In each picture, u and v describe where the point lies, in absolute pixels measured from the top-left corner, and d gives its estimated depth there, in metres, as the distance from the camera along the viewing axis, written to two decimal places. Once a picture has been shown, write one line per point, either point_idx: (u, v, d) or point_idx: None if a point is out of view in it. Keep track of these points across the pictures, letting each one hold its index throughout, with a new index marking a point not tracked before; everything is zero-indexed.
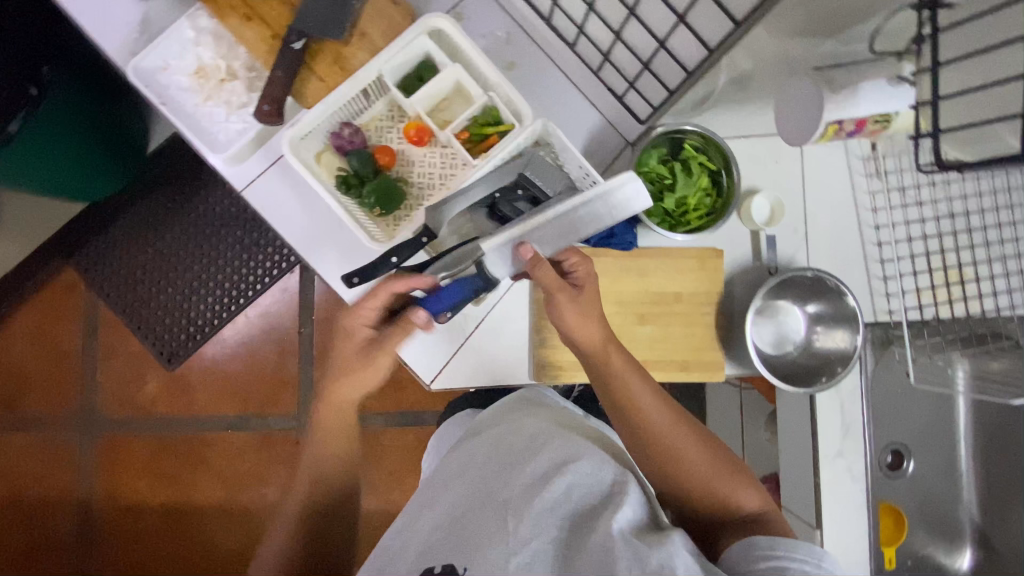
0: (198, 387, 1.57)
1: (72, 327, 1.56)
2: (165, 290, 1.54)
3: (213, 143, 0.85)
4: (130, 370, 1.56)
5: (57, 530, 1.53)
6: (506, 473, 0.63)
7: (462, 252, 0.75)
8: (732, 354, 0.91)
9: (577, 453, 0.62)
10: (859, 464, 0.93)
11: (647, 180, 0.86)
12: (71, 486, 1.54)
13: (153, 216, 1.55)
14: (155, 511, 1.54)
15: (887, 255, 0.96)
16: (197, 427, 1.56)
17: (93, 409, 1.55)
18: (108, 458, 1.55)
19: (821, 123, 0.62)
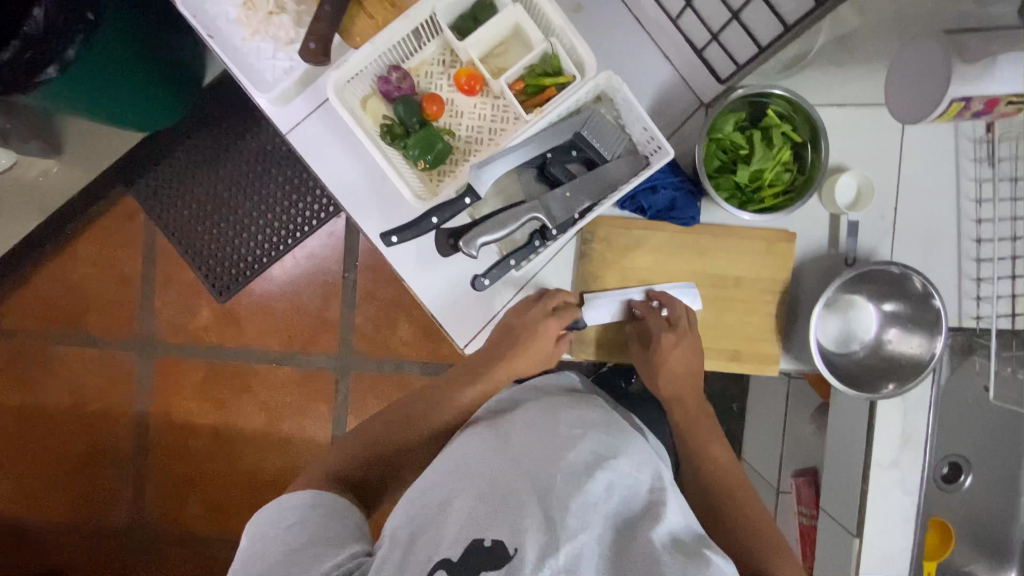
0: (245, 321, 1.62)
1: (132, 253, 1.63)
2: (217, 225, 1.58)
3: (260, 82, 0.81)
4: (184, 299, 1.63)
5: (118, 439, 1.66)
6: (547, 457, 0.65)
7: (512, 225, 0.73)
8: (789, 347, 0.84)
9: (617, 451, 0.66)
10: (915, 477, 0.86)
11: (718, 149, 0.77)
12: (130, 402, 1.66)
13: (207, 151, 1.57)
14: (204, 432, 1.65)
15: (988, 254, 0.84)
16: (243, 359, 1.63)
17: (150, 333, 1.64)
18: (163, 379, 1.65)
19: (945, 98, 0.53)
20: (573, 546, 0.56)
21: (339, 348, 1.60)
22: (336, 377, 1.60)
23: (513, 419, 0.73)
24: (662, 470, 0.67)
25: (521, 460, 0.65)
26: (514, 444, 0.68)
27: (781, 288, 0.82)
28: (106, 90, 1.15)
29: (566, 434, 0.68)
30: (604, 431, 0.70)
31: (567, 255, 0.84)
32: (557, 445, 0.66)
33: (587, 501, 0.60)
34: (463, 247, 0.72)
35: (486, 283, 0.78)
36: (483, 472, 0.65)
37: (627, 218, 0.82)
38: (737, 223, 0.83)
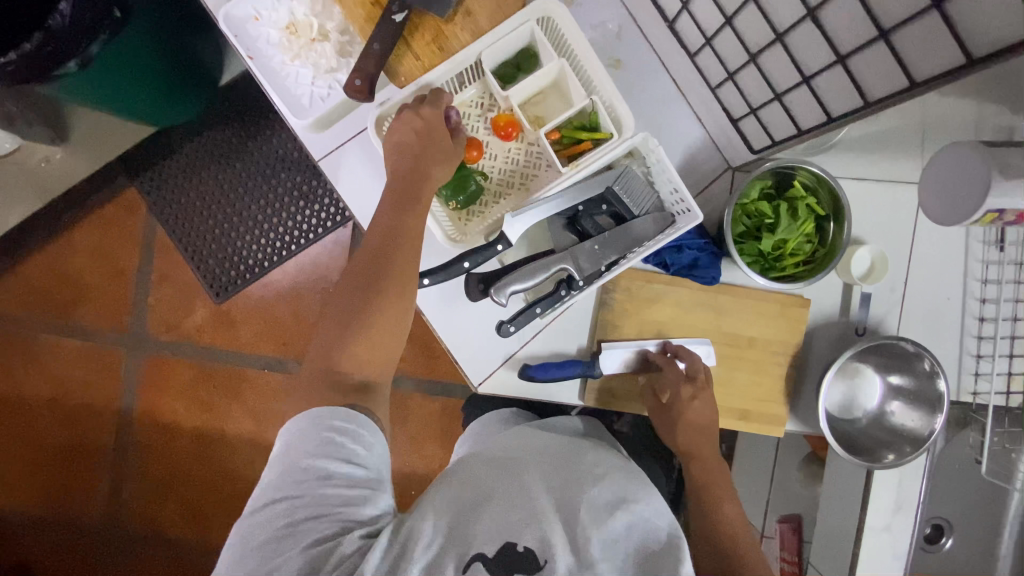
0: (241, 324, 1.60)
1: (130, 247, 1.60)
2: (221, 226, 1.56)
3: (297, 107, 0.81)
4: (181, 297, 1.60)
5: (99, 434, 1.62)
6: (569, 493, 0.67)
7: (541, 275, 0.74)
8: (796, 409, 0.86)
9: (636, 494, 0.68)
10: (905, 543, 0.88)
11: (744, 216, 0.79)
12: (115, 398, 1.62)
13: (216, 150, 1.55)
14: (189, 434, 1.62)
15: (988, 332, 0.87)
16: (235, 362, 1.61)
17: (142, 329, 1.61)
18: (151, 377, 1.62)
19: (982, 209, 0.60)
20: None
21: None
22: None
23: (537, 453, 0.75)
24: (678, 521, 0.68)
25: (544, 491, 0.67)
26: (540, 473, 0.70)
27: (792, 352, 0.84)
28: (121, 88, 1.14)
29: (587, 473, 0.70)
30: (624, 475, 0.71)
31: (588, 303, 0.84)
32: (581, 483, 0.68)
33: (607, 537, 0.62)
34: (493, 295, 0.74)
35: (512, 330, 0.80)
36: (513, 498, 0.66)
37: (649, 272, 0.84)
38: (754, 286, 0.85)
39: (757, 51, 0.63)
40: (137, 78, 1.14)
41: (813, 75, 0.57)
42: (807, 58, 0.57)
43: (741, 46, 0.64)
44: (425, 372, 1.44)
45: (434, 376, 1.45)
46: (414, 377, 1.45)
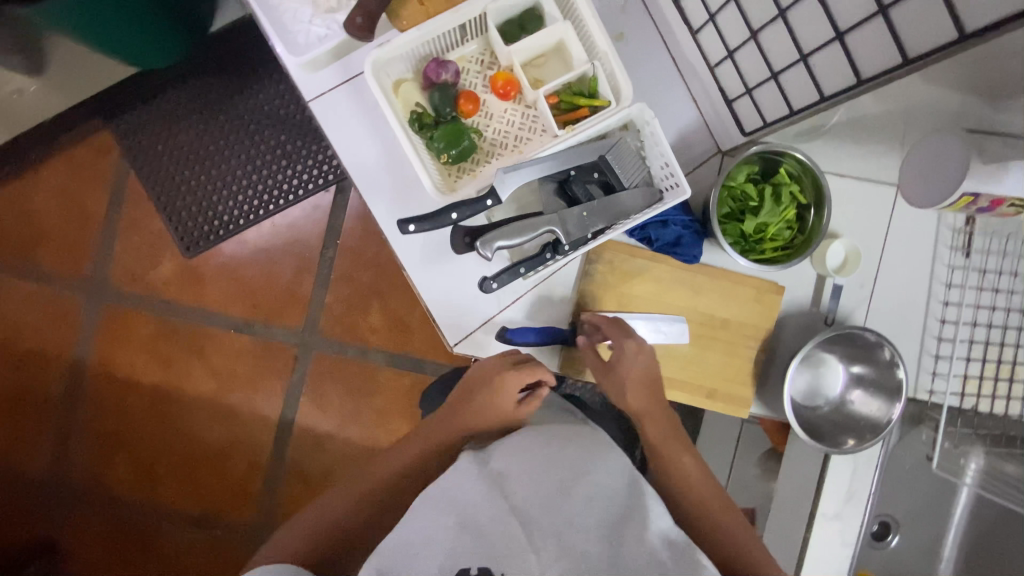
0: (210, 281, 1.55)
1: (98, 191, 1.53)
2: (197, 177, 1.50)
3: (292, 44, 0.78)
4: (147, 248, 1.55)
5: (48, 383, 1.55)
6: (519, 484, 0.65)
7: (528, 234, 0.74)
8: (762, 393, 0.88)
9: (590, 465, 0.66)
10: (853, 532, 0.92)
11: (729, 197, 0.80)
12: (68, 347, 1.55)
13: (200, 99, 1.50)
14: (145, 390, 1.56)
15: (948, 334, 0.91)
16: (201, 320, 1.56)
17: (103, 277, 1.55)
18: (110, 327, 1.55)
19: (958, 190, 0.66)
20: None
21: (305, 325, 1.55)
22: (297, 353, 1.55)
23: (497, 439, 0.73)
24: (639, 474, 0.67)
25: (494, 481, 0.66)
26: (496, 462, 0.68)
27: (763, 336, 0.86)
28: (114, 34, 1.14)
29: (542, 450, 0.68)
30: (576, 444, 0.70)
31: (570, 272, 0.85)
32: (531, 471, 0.66)
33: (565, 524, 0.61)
34: (480, 249, 0.73)
35: (494, 286, 0.76)
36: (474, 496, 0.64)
37: (632, 246, 0.84)
38: (733, 269, 0.87)
39: (759, 28, 0.64)
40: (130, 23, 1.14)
41: (810, 52, 0.59)
42: (806, 36, 0.58)
43: (743, 23, 0.65)
44: None
45: None
46: None
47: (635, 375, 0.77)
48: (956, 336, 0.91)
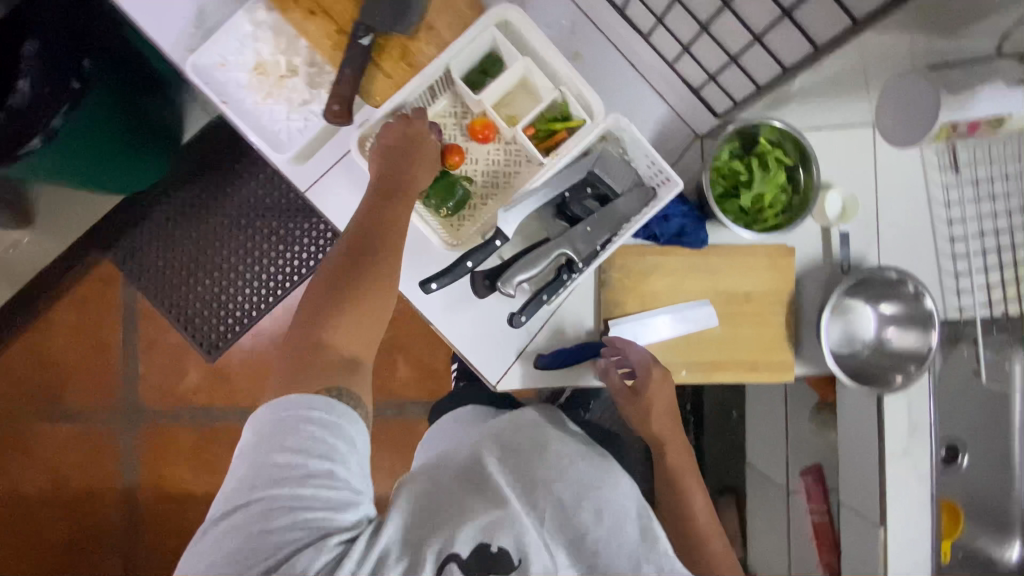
0: (238, 378, 1.58)
1: (111, 321, 1.57)
2: (203, 282, 1.54)
3: (275, 142, 0.82)
4: (171, 362, 1.58)
5: (105, 517, 1.57)
6: (545, 491, 0.80)
7: (544, 261, 0.77)
8: (801, 353, 0.90)
9: (603, 484, 0.82)
10: (926, 463, 0.92)
11: (719, 177, 0.83)
12: (117, 477, 1.57)
13: (188, 207, 1.54)
14: (202, 499, 1.58)
15: (960, 251, 0.93)
16: (238, 417, 1.58)
17: (135, 401, 1.57)
18: (153, 447, 1.57)
19: (936, 122, 0.66)
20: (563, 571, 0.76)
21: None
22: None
23: (522, 445, 0.85)
24: (645, 506, 0.81)
25: (523, 486, 0.80)
26: (516, 470, 0.82)
27: (788, 299, 0.88)
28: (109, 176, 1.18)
29: (561, 466, 0.82)
30: (590, 464, 0.84)
31: (587, 285, 0.88)
32: (551, 476, 0.81)
33: (580, 526, 0.78)
34: (501, 287, 0.76)
35: (523, 318, 0.81)
36: (512, 503, 0.76)
37: (641, 246, 0.87)
38: (741, 243, 0.89)
39: (708, 21, 0.67)
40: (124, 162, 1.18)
41: (763, 32, 0.62)
42: (754, 18, 0.62)
43: (691, 19, 0.69)
44: None
45: None
46: None
47: (659, 403, 0.83)
48: (968, 251, 0.92)
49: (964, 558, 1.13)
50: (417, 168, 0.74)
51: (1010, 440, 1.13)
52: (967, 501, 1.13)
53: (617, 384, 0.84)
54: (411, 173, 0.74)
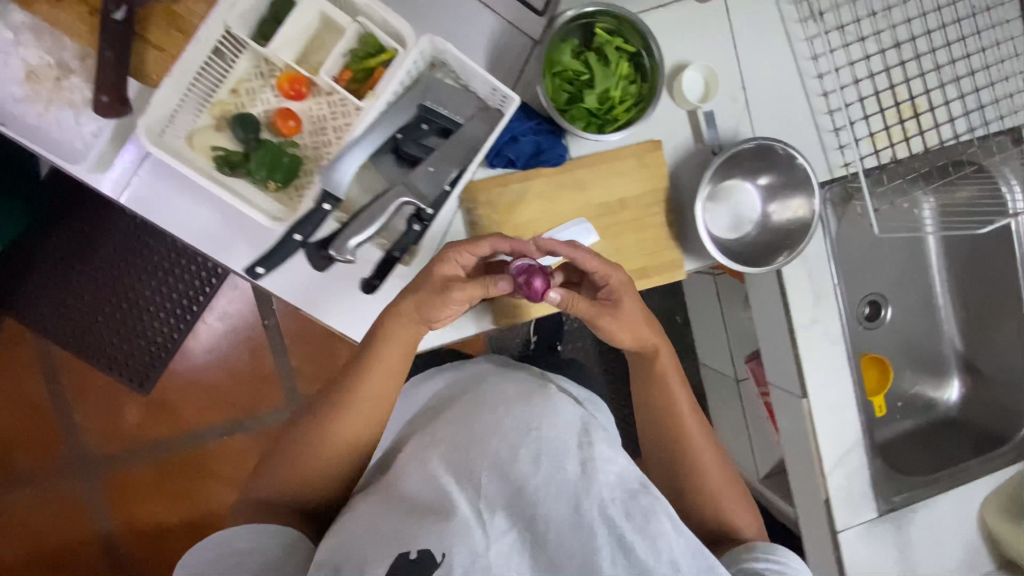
0: (181, 401, 1.51)
1: (33, 380, 1.47)
2: (114, 317, 1.45)
3: (71, 153, 0.74)
4: (106, 405, 1.49)
5: (89, 567, 1.51)
6: (478, 455, 0.64)
7: (382, 218, 0.69)
8: (691, 249, 0.87)
9: (540, 422, 0.66)
10: (835, 327, 0.92)
11: (563, 80, 0.76)
12: (88, 525, 1.51)
13: (72, 244, 1.43)
14: (179, 523, 1.53)
15: (837, 104, 0.89)
16: (193, 441, 1.52)
17: (82, 450, 1.50)
18: (116, 490, 1.51)
19: None
20: (502, 543, 0.59)
21: (285, 396, 1.53)
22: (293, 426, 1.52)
23: (453, 409, 0.72)
24: (590, 420, 0.68)
25: (450, 459, 0.65)
26: (447, 440, 0.67)
27: (664, 196, 0.84)
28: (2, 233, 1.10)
29: (490, 419, 0.67)
30: (524, 404, 0.68)
31: (459, 230, 0.82)
32: (484, 439, 0.65)
33: (519, 489, 0.61)
34: (337, 255, 0.68)
35: (377, 282, 0.74)
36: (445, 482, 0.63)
37: (501, 176, 0.80)
38: (606, 148, 0.83)
39: None
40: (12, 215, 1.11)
41: None
42: None
43: None
44: None
45: None
46: None
47: (641, 313, 0.71)
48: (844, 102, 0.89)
49: (905, 407, 1.11)
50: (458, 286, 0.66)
51: (928, 282, 1.12)
52: (897, 351, 1.12)
53: (584, 307, 0.69)
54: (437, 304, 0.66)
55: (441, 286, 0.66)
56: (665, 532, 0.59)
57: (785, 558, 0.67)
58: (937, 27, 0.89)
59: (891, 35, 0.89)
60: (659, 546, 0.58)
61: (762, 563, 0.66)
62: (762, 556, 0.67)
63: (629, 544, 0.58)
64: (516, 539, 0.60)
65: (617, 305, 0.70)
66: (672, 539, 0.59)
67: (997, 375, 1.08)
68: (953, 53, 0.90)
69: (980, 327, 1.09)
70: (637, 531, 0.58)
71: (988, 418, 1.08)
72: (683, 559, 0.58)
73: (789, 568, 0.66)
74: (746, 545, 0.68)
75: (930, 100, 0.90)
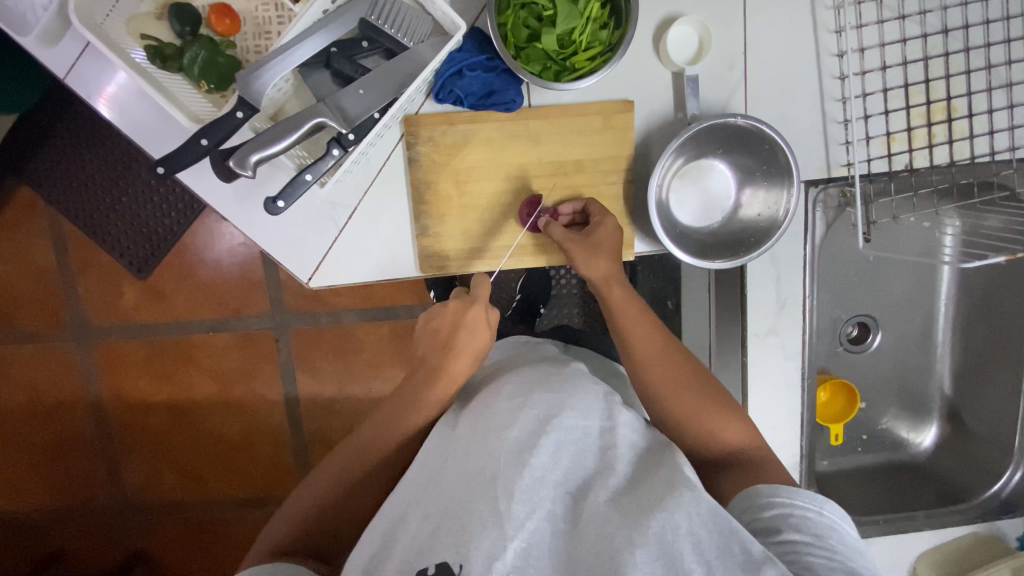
0: (177, 292, 1.33)
1: (40, 240, 1.29)
2: (102, 193, 1.25)
3: (20, 25, 0.71)
4: (108, 275, 1.31)
5: (78, 434, 1.39)
6: (496, 441, 0.59)
7: (294, 136, 0.65)
8: (645, 231, 0.79)
9: (561, 406, 0.62)
10: (794, 342, 0.84)
11: (525, 12, 0.68)
12: (76, 389, 1.36)
13: (65, 99, 1.21)
14: (160, 408, 1.38)
15: (854, 91, 0.76)
16: (181, 331, 1.35)
17: (82, 320, 1.34)
18: (111, 366, 1.36)
19: None
20: (522, 538, 0.53)
21: (272, 308, 1.34)
22: (276, 337, 1.35)
23: (477, 395, 0.69)
24: (614, 403, 0.67)
25: (465, 443, 0.60)
26: (468, 428, 0.62)
27: (626, 166, 0.76)
28: (15, 88, 1.06)
29: (508, 407, 0.62)
30: (545, 389, 0.65)
31: (397, 166, 0.76)
32: (499, 426, 0.60)
33: (533, 478, 0.56)
34: (237, 168, 0.65)
35: (282, 205, 0.68)
36: (462, 463, 0.59)
37: (448, 114, 0.74)
38: (572, 102, 0.75)
39: None
40: (30, 74, 1.09)
41: None
42: None
43: None
44: (361, 298, 1.33)
45: (373, 301, 1.34)
46: (353, 306, 1.34)
47: (611, 243, 0.73)
48: (864, 89, 0.76)
49: (869, 442, 1.02)
50: (473, 334, 0.71)
51: (932, 314, 0.99)
52: (880, 381, 1.01)
53: (560, 233, 0.73)
54: (449, 360, 0.70)
55: (450, 334, 0.71)
56: (683, 505, 0.54)
57: (791, 496, 0.58)
58: (999, 18, 0.75)
59: (940, 18, 0.75)
60: (676, 520, 0.53)
61: (772, 509, 0.58)
62: (773, 501, 0.59)
63: (643, 523, 0.53)
64: (534, 529, 0.54)
65: (592, 233, 0.73)
66: (684, 514, 0.54)
67: (980, 429, 0.97)
68: (1010, 54, 0.76)
69: (976, 373, 0.98)
70: (648, 510, 0.54)
71: (960, 473, 0.98)
72: (703, 533, 0.53)
73: (803, 507, 0.58)
74: (749, 492, 0.61)
75: (968, 104, 0.77)
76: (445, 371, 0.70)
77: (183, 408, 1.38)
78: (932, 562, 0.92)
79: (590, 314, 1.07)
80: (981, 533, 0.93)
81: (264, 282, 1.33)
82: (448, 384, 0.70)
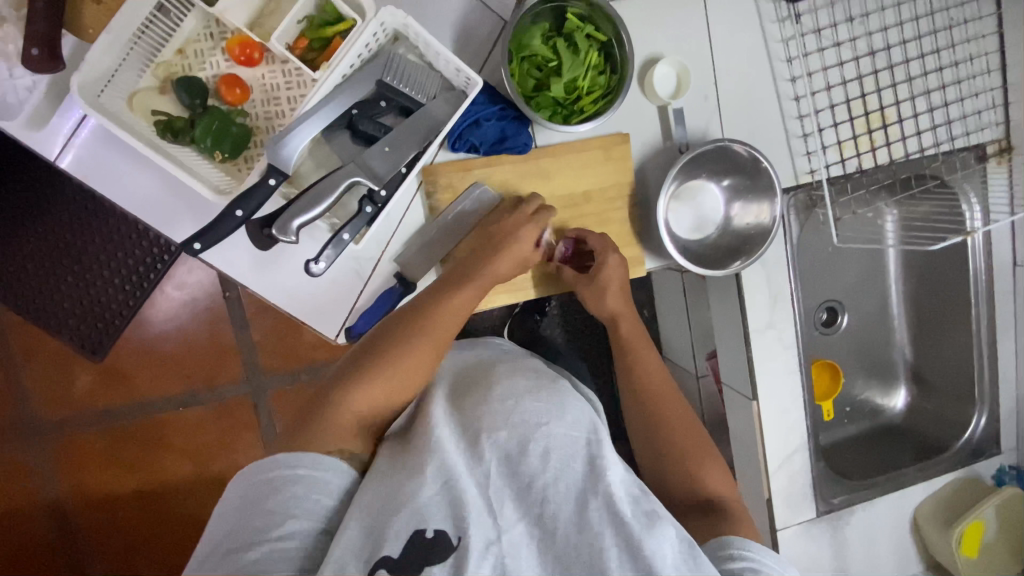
0: (138, 370, 1.21)
1: None
2: (56, 269, 1.14)
3: (1, 108, 0.68)
4: (57, 363, 1.18)
5: (38, 543, 1.22)
6: (484, 442, 0.62)
7: (328, 200, 0.67)
8: (652, 249, 0.86)
9: (551, 415, 0.64)
10: (789, 332, 0.94)
11: (531, 65, 0.74)
12: (31, 493, 1.21)
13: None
14: (130, 499, 1.24)
15: (809, 109, 0.88)
16: (147, 413, 1.22)
17: (31, 414, 1.19)
18: (68, 461, 1.21)
19: None
20: (514, 537, 0.58)
21: (245, 371, 1.24)
22: (253, 403, 1.25)
23: (463, 388, 0.70)
24: (600, 422, 0.67)
25: (455, 435, 0.63)
26: (455, 428, 0.64)
27: (629, 192, 0.83)
28: None
29: (499, 408, 0.64)
30: (536, 396, 0.66)
31: (416, 216, 0.79)
32: (490, 425, 0.63)
33: (524, 487, 0.59)
34: (279, 235, 0.66)
35: (321, 267, 0.72)
36: (448, 454, 0.60)
37: (463, 161, 0.78)
38: (575, 138, 0.82)
39: None
40: None
41: None
42: None
43: None
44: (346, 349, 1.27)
45: None
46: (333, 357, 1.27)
47: (615, 280, 0.79)
48: (816, 107, 0.88)
49: (852, 413, 1.13)
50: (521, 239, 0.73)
51: (884, 292, 1.13)
52: (853, 356, 1.13)
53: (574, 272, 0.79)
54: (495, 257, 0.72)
55: (498, 239, 0.73)
56: (668, 536, 0.57)
57: (759, 553, 0.61)
58: (912, 38, 0.90)
59: (867, 43, 0.89)
60: (664, 549, 0.56)
61: (740, 562, 0.61)
62: (741, 555, 0.61)
63: (631, 541, 0.56)
64: (525, 532, 0.58)
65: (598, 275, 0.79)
66: (671, 545, 0.57)
67: (940, 385, 1.11)
68: (925, 65, 0.91)
69: (931, 338, 1.12)
70: (638, 530, 0.57)
71: (934, 429, 1.11)
72: (683, 564, 0.56)
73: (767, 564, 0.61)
74: (722, 543, 0.63)
75: (898, 112, 0.91)
76: (490, 268, 0.72)
77: (160, 491, 1.24)
78: (930, 511, 1.02)
79: (572, 327, 1.17)
80: (962, 478, 1.05)
81: (236, 345, 1.23)
82: (498, 269, 0.72)
